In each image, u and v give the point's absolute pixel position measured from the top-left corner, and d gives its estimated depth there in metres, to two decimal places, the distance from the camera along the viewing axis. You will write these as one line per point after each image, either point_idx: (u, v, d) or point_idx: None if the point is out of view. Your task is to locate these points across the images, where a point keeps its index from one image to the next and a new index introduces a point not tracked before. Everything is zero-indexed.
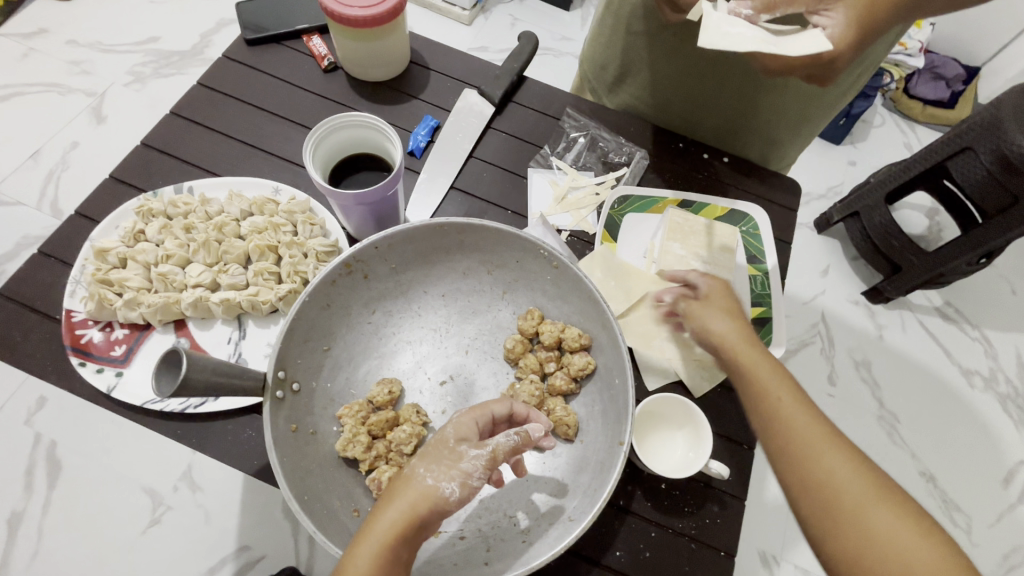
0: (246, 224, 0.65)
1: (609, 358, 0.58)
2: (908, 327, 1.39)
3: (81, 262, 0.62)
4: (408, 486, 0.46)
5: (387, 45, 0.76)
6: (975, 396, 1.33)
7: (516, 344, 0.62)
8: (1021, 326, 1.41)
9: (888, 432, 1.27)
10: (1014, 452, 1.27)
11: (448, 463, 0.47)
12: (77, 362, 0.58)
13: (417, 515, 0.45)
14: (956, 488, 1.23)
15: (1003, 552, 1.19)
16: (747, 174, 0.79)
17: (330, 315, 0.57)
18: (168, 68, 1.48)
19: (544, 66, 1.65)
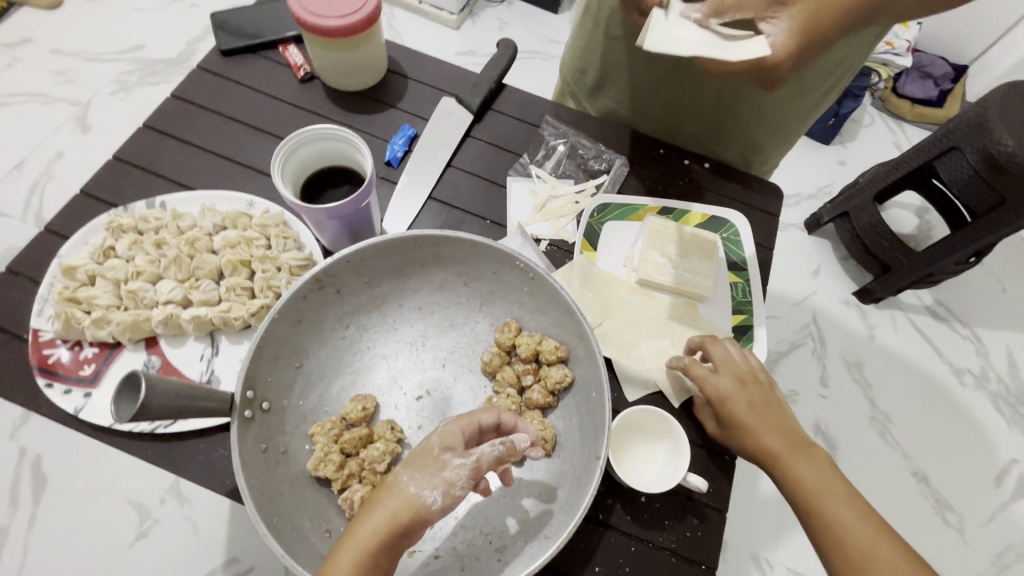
0: (219, 238, 0.64)
1: (585, 370, 0.58)
2: (899, 327, 1.38)
3: (48, 280, 0.61)
4: (391, 494, 0.46)
5: (363, 55, 0.76)
6: (967, 395, 1.32)
7: (492, 356, 0.61)
8: (1012, 324, 1.41)
9: (880, 433, 1.27)
10: (1006, 450, 1.27)
11: (433, 471, 0.47)
12: (44, 382, 0.57)
13: (399, 523, 0.44)
14: (949, 488, 1.23)
15: (997, 551, 1.18)
16: (727, 179, 0.78)
17: (301, 331, 0.56)
18: (153, 76, 1.47)
19: (532, 69, 1.64)
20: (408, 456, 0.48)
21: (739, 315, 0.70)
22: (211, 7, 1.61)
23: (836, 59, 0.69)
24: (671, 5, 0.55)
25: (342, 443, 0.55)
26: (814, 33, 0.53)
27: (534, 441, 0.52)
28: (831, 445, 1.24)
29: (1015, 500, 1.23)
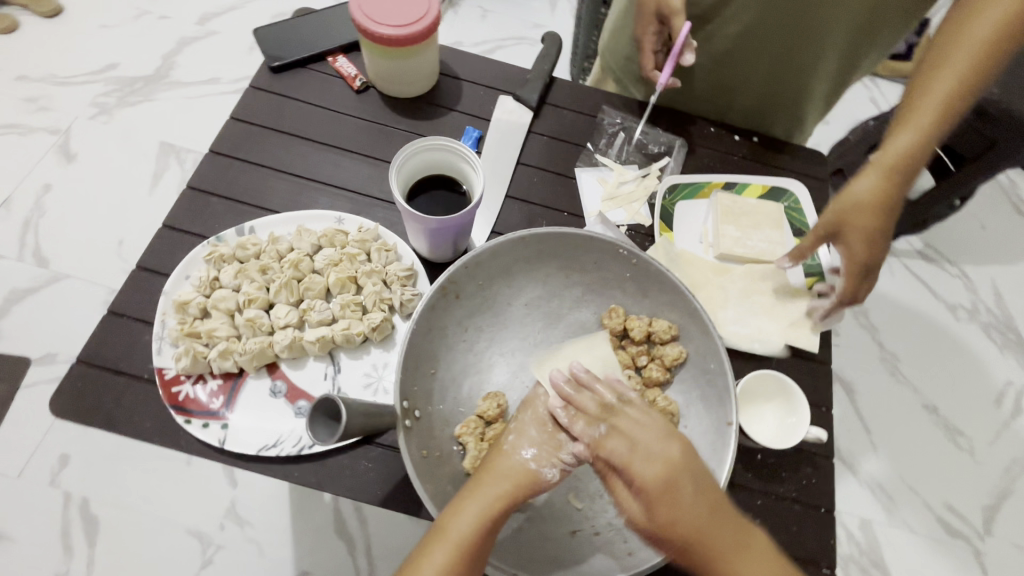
0: (321, 257, 0.65)
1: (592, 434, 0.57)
2: (895, 272, 1.49)
3: (162, 317, 0.60)
4: (507, 463, 0.52)
5: (422, 61, 0.76)
6: (961, 327, 1.43)
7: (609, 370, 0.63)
8: (993, 259, 1.53)
9: (891, 371, 1.36)
10: (1000, 373, 1.39)
11: (549, 450, 0.53)
12: (182, 420, 0.57)
13: (523, 488, 0.50)
14: (957, 414, 1.33)
15: (1004, 466, 1.30)
16: (778, 153, 0.83)
17: (433, 339, 0.59)
18: (133, 95, 1.38)
19: (520, 56, 1.63)
20: (516, 423, 0.55)
21: (812, 277, 0.73)
22: (182, 18, 1.52)
23: (872, 48, 0.76)
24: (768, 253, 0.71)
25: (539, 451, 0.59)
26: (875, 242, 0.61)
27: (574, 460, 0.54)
28: (852, 392, 1.34)
29: (1014, 417, 1.34)
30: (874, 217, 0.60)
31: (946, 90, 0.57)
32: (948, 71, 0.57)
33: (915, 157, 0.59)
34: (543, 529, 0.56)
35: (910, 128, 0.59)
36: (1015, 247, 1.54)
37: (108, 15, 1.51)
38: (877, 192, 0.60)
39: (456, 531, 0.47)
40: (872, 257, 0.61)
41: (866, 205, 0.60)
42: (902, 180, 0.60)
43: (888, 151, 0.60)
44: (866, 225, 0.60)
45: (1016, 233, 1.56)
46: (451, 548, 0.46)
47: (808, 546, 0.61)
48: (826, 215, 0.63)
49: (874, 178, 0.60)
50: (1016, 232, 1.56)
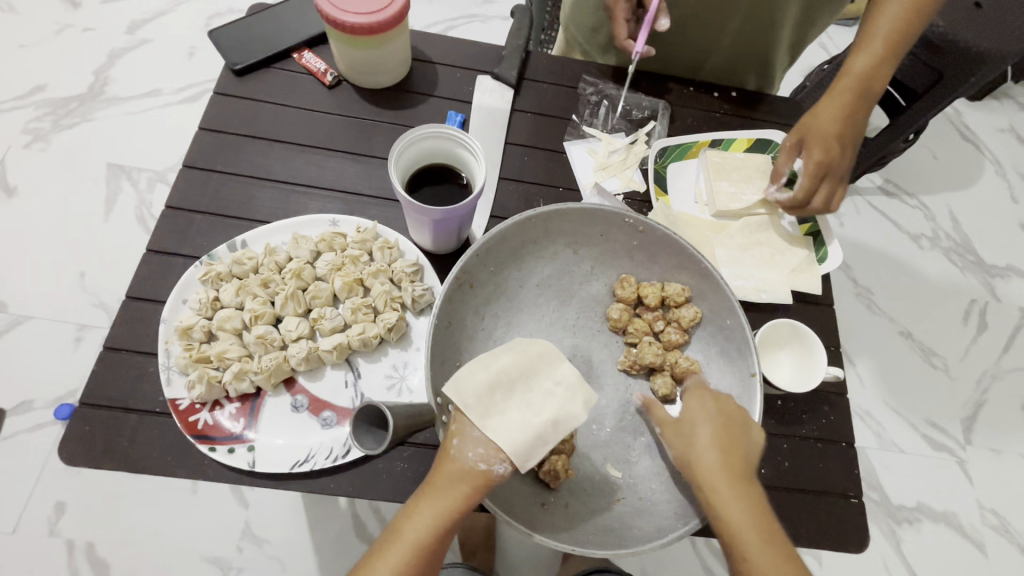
0: (324, 263, 0.63)
1: (522, 441, 0.48)
2: (862, 210, 1.54)
3: (165, 346, 0.57)
4: (453, 468, 0.48)
5: (395, 49, 0.74)
6: (924, 256, 1.50)
7: (534, 353, 0.53)
8: (948, 186, 1.59)
9: (867, 305, 1.42)
10: (965, 294, 1.47)
11: (493, 447, 0.48)
12: (205, 448, 0.55)
13: (468, 490, 0.48)
14: (930, 338, 1.41)
15: (976, 378, 1.38)
16: (756, 107, 0.84)
17: (453, 331, 0.58)
18: (69, 117, 1.29)
19: (473, 34, 1.59)
20: (457, 425, 0.49)
21: (806, 224, 0.76)
22: (110, 27, 1.40)
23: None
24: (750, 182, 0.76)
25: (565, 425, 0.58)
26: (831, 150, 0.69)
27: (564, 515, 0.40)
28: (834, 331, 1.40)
29: (980, 334, 1.43)
30: (834, 130, 0.70)
31: (892, 22, 0.68)
32: (891, 9, 0.68)
33: (869, 80, 0.69)
34: (589, 503, 0.57)
35: (865, 53, 0.69)
36: (966, 173, 1.61)
37: (24, 30, 1.37)
38: (838, 107, 0.70)
39: (407, 539, 0.47)
40: (834, 162, 0.69)
41: (826, 117, 0.70)
42: (855, 96, 0.70)
43: (845, 75, 0.70)
44: (827, 137, 0.70)
45: (966, 159, 1.63)
46: (405, 553, 0.46)
47: (834, 479, 0.63)
48: (793, 135, 0.73)
49: (832, 99, 0.70)
50: (966, 158, 1.63)
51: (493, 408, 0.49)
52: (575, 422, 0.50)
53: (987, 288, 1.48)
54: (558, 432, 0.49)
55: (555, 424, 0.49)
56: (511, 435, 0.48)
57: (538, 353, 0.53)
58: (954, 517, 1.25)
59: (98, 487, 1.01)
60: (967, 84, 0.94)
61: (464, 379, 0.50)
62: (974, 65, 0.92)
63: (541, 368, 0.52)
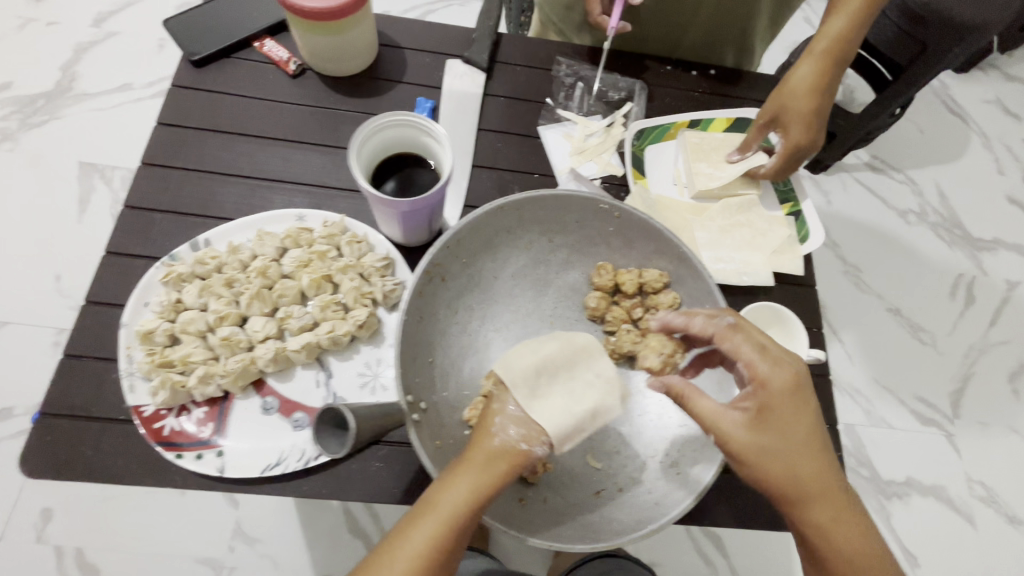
0: (290, 260, 0.60)
1: (565, 426, 0.48)
2: (849, 187, 1.53)
3: (125, 352, 0.55)
4: (491, 443, 0.48)
5: (360, 33, 0.71)
6: (912, 231, 1.50)
7: (579, 344, 0.53)
8: (934, 159, 1.58)
9: (855, 282, 1.42)
10: (952, 267, 1.47)
11: (536, 428, 0.48)
12: (171, 455, 0.53)
13: (505, 468, 0.47)
14: (918, 313, 1.41)
15: (963, 352, 1.39)
16: (735, 85, 0.81)
17: (425, 326, 0.56)
18: (36, 116, 1.24)
19: (453, 17, 1.54)
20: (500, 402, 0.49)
21: (788, 204, 0.75)
22: (74, 21, 1.34)
23: None
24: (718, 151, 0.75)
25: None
26: (806, 121, 0.69)
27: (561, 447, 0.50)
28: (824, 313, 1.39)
29: (966, 308, 1.43)
30: (810, 98, 0.69)
31: None
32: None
33: (846, 42, 0.69)
34: (567, 495, 0.56)
35: (841, 14, 0.69)
36: (952, 146, 1.60)
37: None
38: (811, 79, 0.69)
39: (445, 509, 0.46)
40: (808, 134, 0.69)
41: (801, 90, 0.69)
42: (829, 66, 0.69)
43: (821, 38, 0.70)
44: (801, 106, 0.69)
45: (952, 133, 1.61)
46: (440, 521, 0.46)
47: None
48: (770, 102, 0.71)
49: (810, 63, 0.70)
50: (952, 131, 1.62)
51: (535, 390, 0.50)
52: (614, 412, 0.51)
53: (974, 262, 1.48)
54: (597, 422, 0.50)
55: (595, 414, 0.50)
56: (553, 417, 0.48)
57: (583, 344, 0.54)
58: (943, 489, 1.26)
59: (82, 496, 0.99)
60: (951, 54, 0.93)
61: (511, 359, 0.51)
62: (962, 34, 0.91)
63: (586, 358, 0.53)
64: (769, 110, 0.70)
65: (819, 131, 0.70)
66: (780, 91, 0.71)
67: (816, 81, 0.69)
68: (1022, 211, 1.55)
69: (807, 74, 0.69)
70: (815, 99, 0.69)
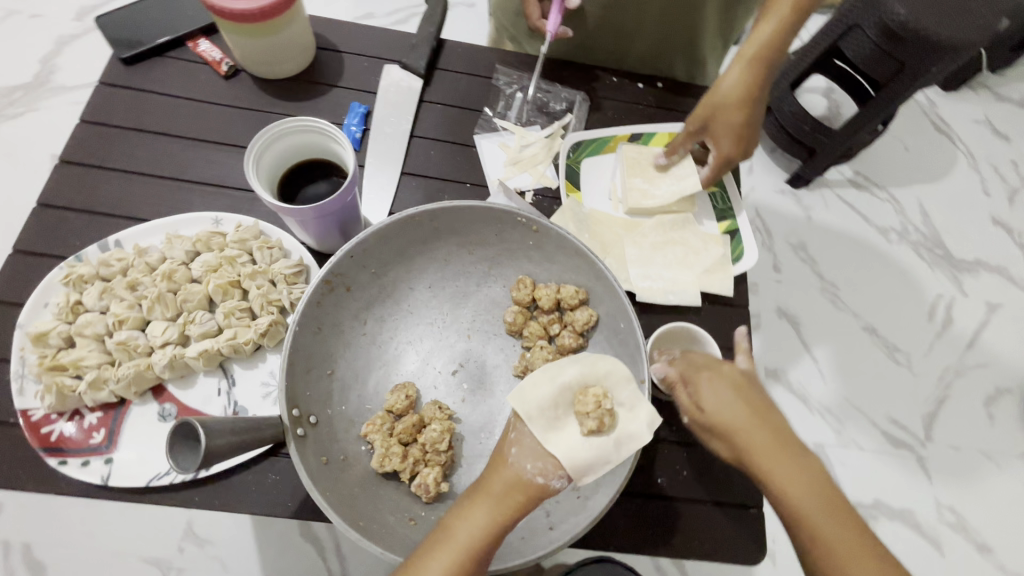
0: (197, 265, 0.59)
1: (582, 457, 0.47)
2: (830, 203, 1.39)
3: (19, 353, 0.55)
4: (506, 473, 0.46)
5: (291, 36, 0.69)
6: (893, 249, 1.36)
7: (602, 370, 0.50)
8: (921, 177, 1.45)
9: (832, 300, 1.29)
10: (932, 288, 1.33)
11: (553, 461, 0.46)
12: (56, 461, 0.53)
13: (518, 502, 0.45)
14: (896, 333, 1.28)
15: (938, 375, 1.26)
16: (682, 97, 0.80)
17: (324, 338, 0.55)
18: (14, 108, 1.12)
19: None
20: (518, 432, 0.48)
21: (725, 222, 0.73)
22: (59, 14, 1.25)
23: None
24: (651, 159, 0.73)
25: (599, 394, 0.49)
26: (735, 131, 0.65)
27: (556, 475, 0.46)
28: (796, 323, 1.25)
29: (946, 329, 1.30)
30: (737, 108, 0.64)
31: None
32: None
33: (778, 44, 0.61)
34: None
35: (774, 12, 0.61)
36: (939, 163, 1.47)
37: None
38: (740, 86, 0.63)
39: (460, 538, 0.44)
40: (736, 147, 0.66)
41: (728, 100, 0.64)
42: (762, 69, 0.63)
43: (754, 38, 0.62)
44: (728, 117, 0.64)
45: (938, 150, 1.48)
46: (456, 554, 0.43)
47: (737, 489, 0.61)
48: (697, 108, 0.67)
49: (739, 68, 0.63)
50: (937, 148, 1.48)
51: (555, 422, 0.48)
52: (639, 442, 0.48)
53: (954, 283, 1.35)
54: (621, 451, 0.48)
55: (617, 442, 0.48)
56: (571, 450, 0.47)
57: (605, 372, 0.51)
58: (912, 515, 1.13)
59: None
60: (929, 72, 0.95)
61: (528, 391, 0.49)
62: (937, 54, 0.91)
63: (606, 386, 0.50)
64: (693, 121, 0.66)
65: (748, 141, 0.65)
66: (706, 100, 0.66)
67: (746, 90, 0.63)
68: (1008, 234, 1.42)
69: (735, 82, 0.64)
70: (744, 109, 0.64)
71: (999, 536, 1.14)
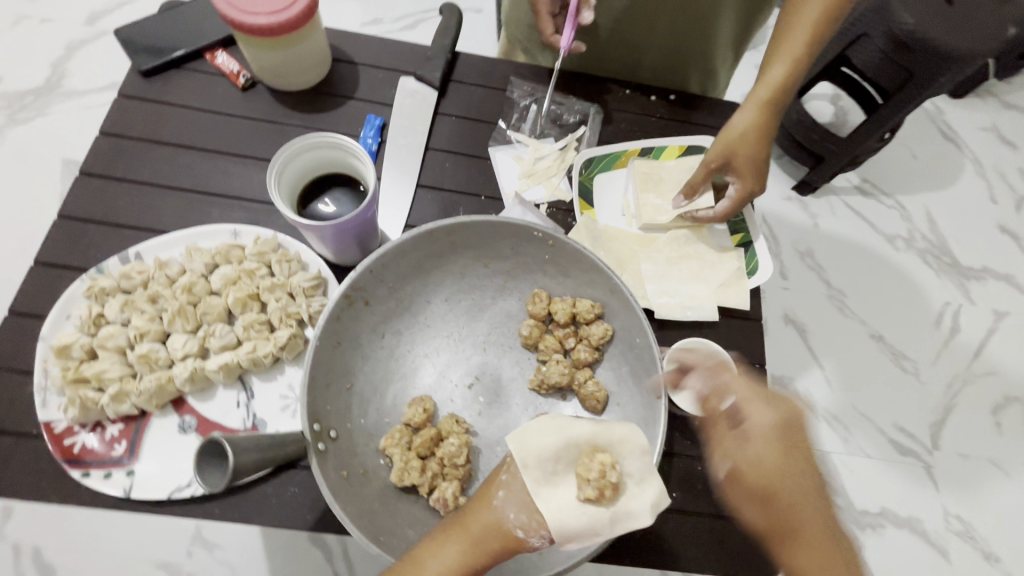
0: (217, 277, 0.60)
1: (571, 525, 0.43)
2: (837, 210, 1.39)
3: (42, 366, 0.55)
4: (485, 517, 0.45)
5: (307, 49, 0.70)
6: (900, 257, 1.36)
7: (615, 436, 0.47)
8: (928, 185, 1.45)
9: (839, 307, 1.29)
10: (938, 296, 1.33)
11: (538, 520, 0.44)
12: (78, 473, 0.53)
13: (492, 548, 0.45)
14: (903, 341, 1.28)
15: (945, 383, 1.25)
16: (695, 109, 0.80)
17: (343, 352, 0.56)
18: (22, 111, 1.12)
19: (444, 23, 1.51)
20: (509, 475, 0.46)
21: (738, 234, 0.74)
22: (69, 18, 1.26)
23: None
24: (659, 196, 0.72)
25: (607, 463, 0.44)
26: (754, 170, 0.67)
27: (536, 536, 0.44)
28: (802, 330, 1.26)
29: (954, 336, 1.30)
30: (755, 148, 0.66)
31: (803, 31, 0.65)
32: (800, 20, 0.65)
33: (787, 90, 0.67)
34: None
35: (782, 62, 0.66)
36: (947, 171, 1.47)
37: None
38: (757, 127, 0.67)
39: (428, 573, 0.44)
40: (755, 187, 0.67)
41: (747, 139, 0.67)
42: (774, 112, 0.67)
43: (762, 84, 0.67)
44: (750, 155, 0.66)
45: (945, 158, 1.48)
46: None
47: None
48: (718, 145, 0.68)
49: (752, 109, 0.67)
50: (944, 155, 1.49)
51: (551, 477, 0.45)
52: (635, 521, 0.44)
53: (962, 290, 1.35)
54: (613, 529, 0.44)
55: (613, 517, 0.44)
56: (561, 511, 0.43)
57: (619, 437, 0.46)
58: (920, 523, 1.13)
59: None
60: (938, 80, 0.93)
61: (531, 437, 0.45)
62: (944, 63, 0.91)
63: (617, 454, 0.46)
64: (714, 159, 0.67)
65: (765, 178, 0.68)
66: (725, 138, 0.67)
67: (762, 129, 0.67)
68: (1015, 241, 1.41)
69: (753, 123, 0.67)
70: (762, 148, 0.67)
71: (1005, 542, 1.14)
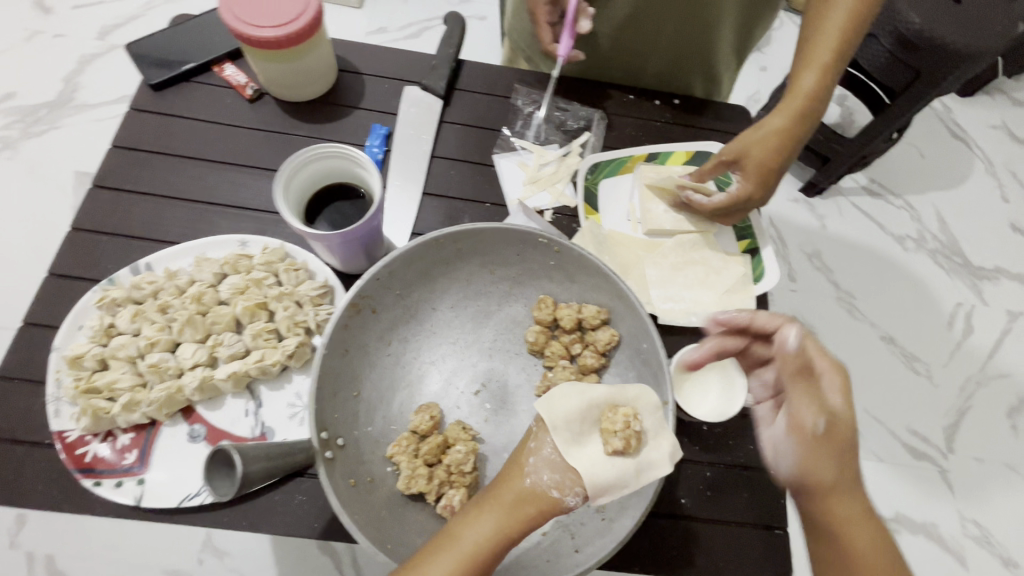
0: (225, 287, 0.61)
1: (604, 476, 0.46)
2: (845, 211, 1.38)
3: (55, 376, 0.56)
4: (518, 483, 0.46)
5: (313, 61, 0.70)
6: (910, 258, 1.35)
7: (630, 395, 0.51)
8: (937, 184, 1.43)
9: (848, 309, 1.28)
10: (950, 297, 1.32)
11: (572, 477, 0.46)
12: (90, 482, 0.54)
13: (527, 514, 0.45)
14: (915, 343, 1.26)
15: (959, 386, 1.23)
16: (699, 114, 0.80)
17: (350, 360, 0.56)
18: (36, 125, 1.14)
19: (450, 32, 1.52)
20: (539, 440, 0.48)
21: (745, 240, 0.73)
22: (81, 34, 1.28)
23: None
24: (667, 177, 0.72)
25: (630, 415, 0.48)
26: (764, 171, 0.67)
27: (572, 493, 0.46)
28: (812, 333, 1.25)
29: (966, 337, 1.28)
30: (768, 149, 0.67)
31: (833, 38, 0.65)
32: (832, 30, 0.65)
33: (816, 99, 0.67)
34: None
35: (813, 70, 0.67)
36: (957, 170, 1.45)
37: None
38: (776, 130, 0.67)
39: (465, 544, 0.44)
40: (761, 186, 0.67)
41: (764, 140, 0.67)
42: (800, 118, 0.67)
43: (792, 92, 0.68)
44: (762, 155, 0.67)
45: (954, 157, 1.47)
46: (461, 558, 0.43)
47: (758, 508, 0.61)
48: (735, 143, 0.69)
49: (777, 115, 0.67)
50: (954, 155, 1.47)
51: (580, 436, 0.48)
52: (657, 470, 0.48)
53: (974, 291, 1.33)
54: (639, 479, 0.47)
55: (637, 469, 0.47)
56: (591, 467, 0.46)
57: (633, 396, 0.51)
58: (935, 528, 1.11)
59: None
60: (944, 81, 0.94)
61: (557, 401, 0.49)
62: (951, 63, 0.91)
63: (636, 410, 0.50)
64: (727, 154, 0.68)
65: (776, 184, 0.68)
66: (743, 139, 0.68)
67: (782, 133, 0.67)
68: None
69: (773, 126, 0.67)
70: (777, 151, 0.67)
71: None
